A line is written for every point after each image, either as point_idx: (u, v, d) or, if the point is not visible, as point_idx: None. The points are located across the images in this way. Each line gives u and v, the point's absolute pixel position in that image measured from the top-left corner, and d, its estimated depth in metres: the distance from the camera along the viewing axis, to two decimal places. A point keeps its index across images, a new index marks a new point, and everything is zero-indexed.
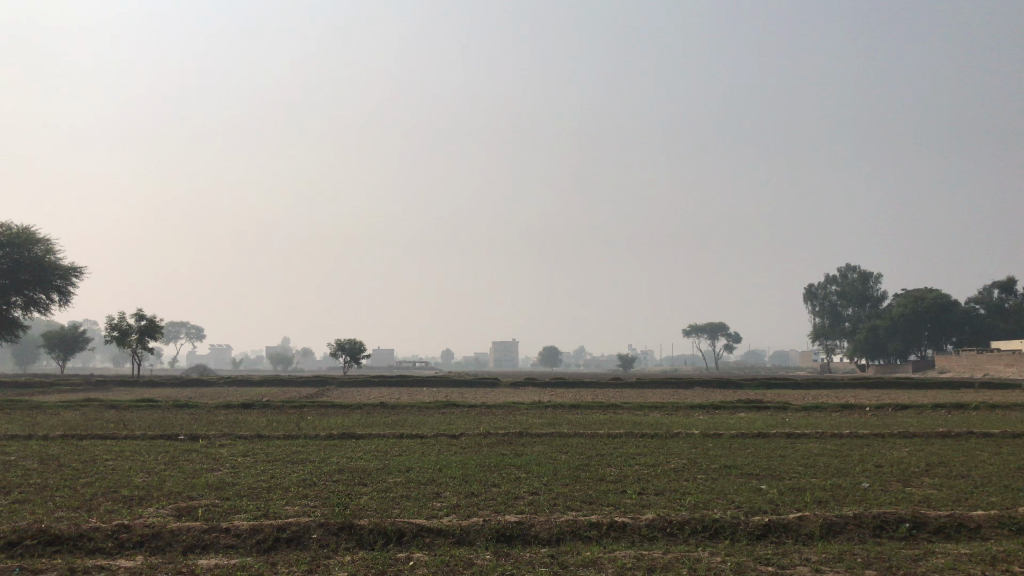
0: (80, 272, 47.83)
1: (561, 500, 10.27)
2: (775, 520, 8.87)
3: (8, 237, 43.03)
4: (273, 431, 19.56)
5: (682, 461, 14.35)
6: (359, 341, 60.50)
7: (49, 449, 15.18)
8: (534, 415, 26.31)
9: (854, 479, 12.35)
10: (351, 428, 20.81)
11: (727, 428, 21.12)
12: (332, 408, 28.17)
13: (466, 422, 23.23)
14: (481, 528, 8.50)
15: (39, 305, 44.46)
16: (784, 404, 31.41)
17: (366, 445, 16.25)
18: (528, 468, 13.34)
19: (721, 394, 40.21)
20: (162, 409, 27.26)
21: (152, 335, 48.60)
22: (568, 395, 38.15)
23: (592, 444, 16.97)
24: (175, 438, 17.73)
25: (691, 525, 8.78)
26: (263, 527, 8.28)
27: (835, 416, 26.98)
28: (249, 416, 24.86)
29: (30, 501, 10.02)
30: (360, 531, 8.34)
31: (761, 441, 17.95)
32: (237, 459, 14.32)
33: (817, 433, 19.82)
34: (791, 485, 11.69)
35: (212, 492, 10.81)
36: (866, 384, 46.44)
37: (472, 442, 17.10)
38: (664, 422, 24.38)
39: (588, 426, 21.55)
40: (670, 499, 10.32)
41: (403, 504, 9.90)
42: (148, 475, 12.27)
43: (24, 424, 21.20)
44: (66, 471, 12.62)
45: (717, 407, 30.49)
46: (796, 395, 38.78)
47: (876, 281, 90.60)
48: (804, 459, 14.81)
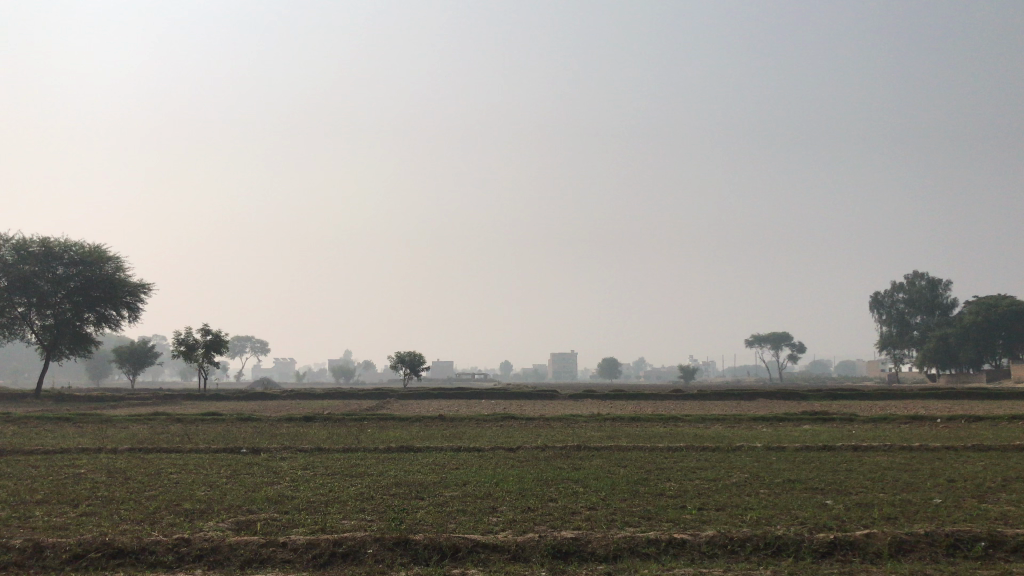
0: (149, 288, 49.12)
1: (618, 516, 10.10)
2: (840, 537, 8.55)
3: (81, 255, 44.41)
4: (333, 444, 19.75)
5: (744, 475, 14.03)
6: (418, 354, 60.90)
7: (118, 462, 15.56)
8: (593, 428, 26.09)
9: (926, 494, 11.89)
10: (410, 441, 20.88)
11: (791, 441, 20.63)
12: (392, 421, 28.34)
13: (524, 435, 23.15)
14: (537, 544, 8.39)
15: (110, 321, 45.76)
16: (851, 416, 30.58)
17: (424, 459, 16.27)
18: (585, 482, 13.20)
19: (785, 406, 39.37)
20: (227, 422, 27.77)
21: (218, 349, 49.65)
22: (627, 407, 37.83)
23: (650, 457, 16.76)
24: (238, 451, 18.01)
25: (753, 542, 8.53)
26: (320, 541, 8.31)
27: (904, 428, 26.16)
28: (310, 429, 25.19)
29: (97, 514, 10.25)
30: (416, 546, 8.30)
31: (827, 454, 17.46)
32: (297, 472, 14.47)
33: (885, 446, 19.23)
34: (859, 500, 11.32)
35: (271, 506, 10.91)
36: (937, 394, 45.01)
37: (529, 455, 17.01)
38: (726, 434, 23.92)
39: (648, 440, 21.27)
40: (731, 515, 10.07)
41: (458, 519, 9.84)
42: (210, 489, 12.46)
43: (95, 438, 21.82)
44: (132, 484, 12.92)
45: (781, 419, 29.82)
46: (863, 406, 37.72)
47: (946, 288, 87.95)
48: (872, 473, 14.34)
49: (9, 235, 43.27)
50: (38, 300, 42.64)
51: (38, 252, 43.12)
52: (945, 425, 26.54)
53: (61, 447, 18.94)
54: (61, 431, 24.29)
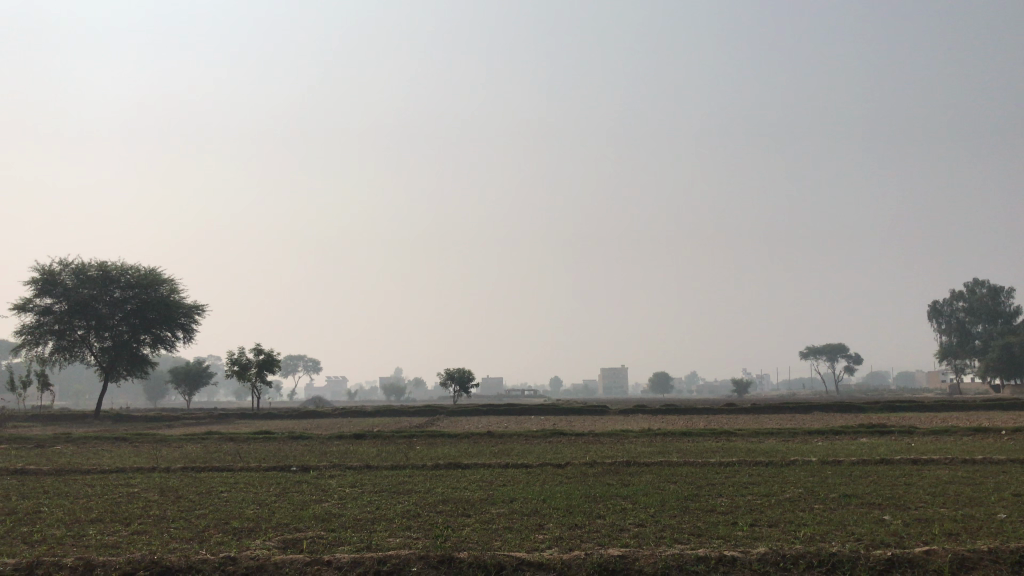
0: (203, 310, 50.03)
1: (668, 532, 9.91)
2: (898, 554, 8.25)
3: (137, 279, 45.46)
4: (382, 461, 19.82)
5: (797, 490, 13.73)
6: (468, 371, 60.97)
7: (170, 481, 15.83)
8: (644, 443, 25.80)
9: (989, 509, 11.45)
10: (458, 457, 20.87)
11: (847, 455, 20.12)
12: (441, 437, 28.39)
13: (574, 451, 22.97)
14: (583, 561, 8.24)
15: (166, 342, 46.67)
16: (910, 428, 29.76)
17: (471, 476, 16.23)
18: (635, 499, 13.00)
19: (842, 419, 38.48)
20: (278, 441, 28.07)
21: (270, 369, 50.31)
22: (679, 422, 37.39)
23: (702, 473, 16.45)
24: (287, 470, 18.18)
25: (806, 559, 8.26)
26: (364, 559, 8.28)
27: (966, 440, 25.38)
28: (360, 447, 25.35)
29: (147, 532, 10.39)
30: (460, 564, 8.22)
31: (884, 468, 16.96)
32: (344, 489, 14.54)
33: (947, 459, 18.62)
34: (918, 516, 10.92)
35: (318, 523, 10.95)
36: (1002, 405, 43.59)
37: (578, 471, 16.88)
38: (781, 448, 23.44)
39: (700, 455, 20.98)
40: (784, 531, 9.81)
41: (505, 536, 9.74)
42: (259, 507, 12.57)
43: (151, 457, 22.25)
44: (183, 503, 13.10)
45: (837, 432, 29.13)
46: (923, 418, 36.72)
47: (1008, 296, 85.51)
48: (932, 486, 13.90)
49: (68, 260, 44.45)
50: (96, 323, 43.69)
51: (96, 276, 44.24)
52: (1010, 437, 25.66)
53: (117, 466, 19.29)
54: (118, 450, 24.81)
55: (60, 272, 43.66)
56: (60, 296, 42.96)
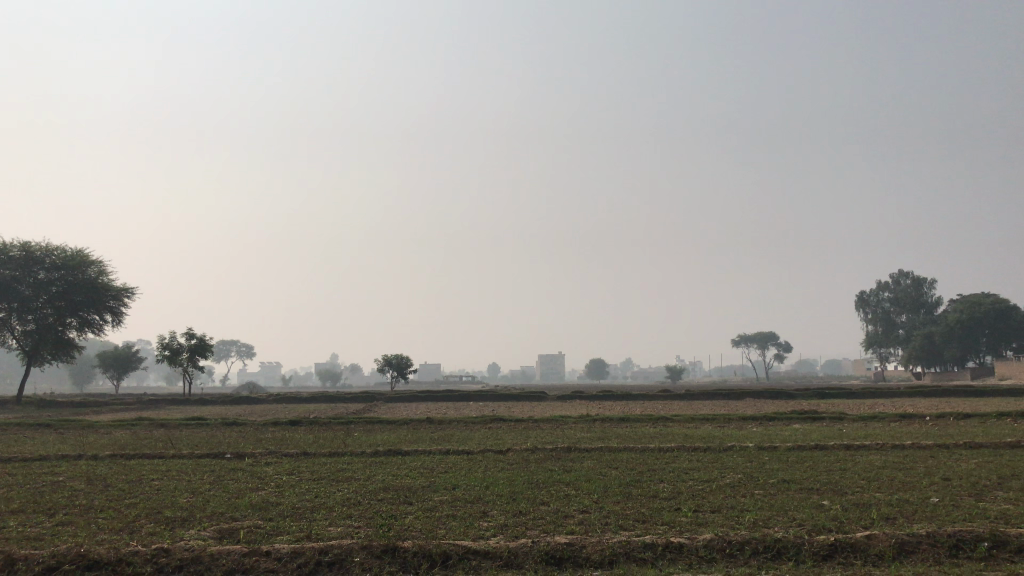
0: (132, 293, 48.55)
1: (614, 518, 9.88)
2: (841, 539, 8.34)
3: (63, 260, 43.90)
4: (320, 448, 19.44)
5: (738, 475, 13.89)
6: (406, 357, 60.48)
7: (98, 469, 15.27)
8: (583, 429, 25.92)
9: (923, 493, 11.69)
10: (399, 444, 20.61)
11: (782, 440, 20.47)
12: (379, 424, 28.04)
13: (514, 437, 22.90)
14: (530, 549, 8.12)
15: (93, 325, 45.17)
16: (841, 414, 30.50)
17: (412, 462, 16.04)
18: (577, 485, 12.96)
19: (775, 405, 39.29)
20: (211, 427, 27.41)
21: (203, 354, 49.12)
22: (616, 408, 37.68)
23: (642, 458, 16.49)
24: (222, 457, 17.71)
25: (752, 545, 8.29)
26: (305, 550, 8.00)
27: (894, 426, 26.12)
28: (297, 433, 24.89)
29: (74, 523, 9.94)
30: (404, 553, 8.01)
31: (819, 453, 17.29)
32: (283, 477, 14.20)
33: (878, 444, 19.07)
34: (856, 501, 11.10)
35: (255, 512, 10.63)
36: (925, 392, 44.99)
37: (520, 458, 16.78)
38: (716, 434, 23.76)
39: (640, 440, 21.11)
40: (727, 517, 9.85)
41: (449, 524, 9.58)
42: (193, 495, 12.19)
43: (77, 444, 21.47)
44: (111, 492, 12.59)
45: (772, 418, 29.70)
46: (852, 404, 37.71)
47: (930, 287, 88.41)
48: (866, 472, 14.19)
49: None
50: (18, 305, 42.04)
51: (19, 257, 42.51)
52: (935, 423, 26.46)
53: (40, 454, 18.53)
54: (42, 437, 23.87)
55: None
56: None
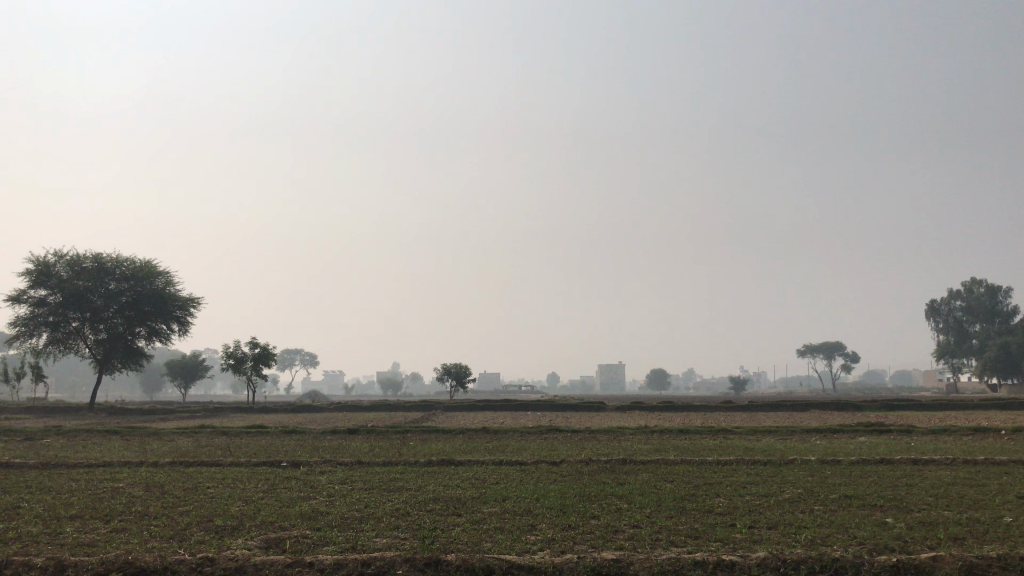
0: (198, 302, 49.66)
1: (665, 534, 9.60)
2: (904, 560, 7.93)
3: (133, 270, 45.12)
4: (374, 457, 19.48)
5: (798, 490, 13.44)
6: (465, 366, 60.59)
7: (156, 476, 15.53)
8: (640, 440, 25.57)
9: (995, 512, 11.12)
10: (452, 454, 20.52)
11: (846, 454, 19.82)
12: (436, 433, 28.02)
13: (570, 448, 22.67)
14: (575, 565, 7.90)
15: (161, 335, 46.37)
16: (910, 427, 29.50)
17: (465, 473, 15.97)
18: (630, 498, 12.68)
19: (840, 417, 38.24)
20: (270, 435, 27.77)
21: (266, 362, 49.94)
22: (676, 419, 37.11)
23: (700, 471, 16.15)
24: (278, 465, 17.88)
25: (807, 565, 7.94)
26: (348, 562, 7.93)
27: (965, 439, 25.14)
28: (353, 441, 25.06)
29: (127, 530, 10.05)
30: (447, 567, 7.88)
31: (885, 468, 16.67)
32: (335, 486, 14.23)
33: (948, 459, 18.34)
34: (921, 518, 10.64)
35: (304, 522, 10.63)
36: (999, 405, 43.31)
37: (573, 469, 16.53)
38: (779, 447, 23.18)
39: (698, 453, 20.69)
40: (783, 534, 9.49)
41: (495, 537, 9.42)
42: (245, 504, 12.27)
43: (139, 451, 21.92)
44: (166, 499, 12.76)
45: (836, 430, 28.86)
46: (921, 417, 36.39)
47: (1006, 295, 85.36)
48: (934, 488, 13.62)
49: (63, 252, 44.02)
50: (91, 315, 43.31)
51: (92, 268, 43.83)
52: (1008, 437, 25.40)
53: (105, 460, 18.94)
54: (108, 444, 24.48)
55: (54, 264, 43.14)
56: (54, 287, 42.45)
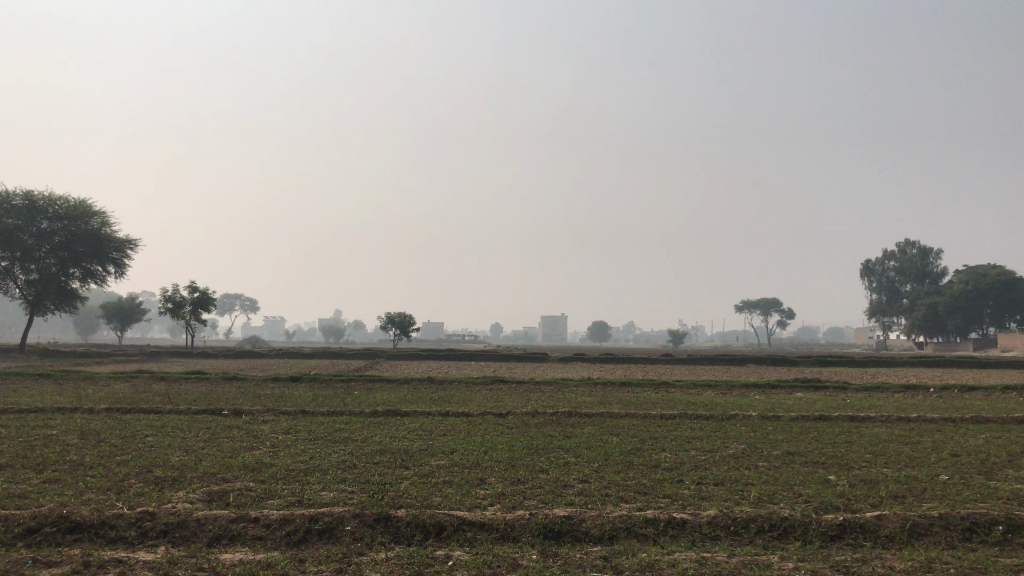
0: (135, 244, 48.25)
1: (614, 490, 9.61)
2: (849, 519, 8.04)
3: (66, 209, 43.47)
4: (318, 406, 19.22)
5: (741, 446, 13.59)
6: (409, 315, 60.25)
7: (92, 423, 15.05)
8: (585, 392, 25.77)
9: (931, 470, 11.41)
10: (398, 404, 20.35)
11: (787, 409, 20.23)
12: (380, 382, 27.78)
13: (515, 399, 22.72)
14: (527, 522, 7.82)
15: (96, 277, 45.03)
16: (844, 383, 30.31)
17: (412, 424, 15.83)
18: (578, 452, 12.71)
19: (777, 372, 39.10)
20: (210, 381, 27.27)
21: (206, 307, 48.87)
22: (618, 371, 37.59)
23: (645, 425, 16.29)
24: (219, 413, 17.50)
25: (757, 524, 8.00)
26: (295, 517, 7.71)
27: (897, 397, 25.93)
28: (296, 390, 24.75)
29: (61, 481, 9.67)
30: (397, 524, 7.72)
31: (824, 424, 17.07)
32: (279, 436, 13.96)
33: (883, 416, 18.81)
34: (863, 476, 10.86)
35: (248, 473, 10.38)
36: (928, 362, 44.75)
37: (520, 422, 16.50)
38: (720, 402, 23.58)
39: (642, 406, 20.88)
40: (731, 492, 9.57)
41: (444, 491, 9.32)
42: (185, 453, 11.95)
43: (74, 396, 21.24)
44: (103, 448, 12.36)
45: (774, 385, 29.46)
46: (854, 374, 37.46)
47: (937, 256, 87.81)
48: (872, 445, 13.93)
49: None
50: (21, 255, 41.77)
51: (23, 206, 42.15)
52: (938, 395, 26.27)
53: (37, 405, 18.30)
54: (39, 388, 23.71)
55: None
56: None
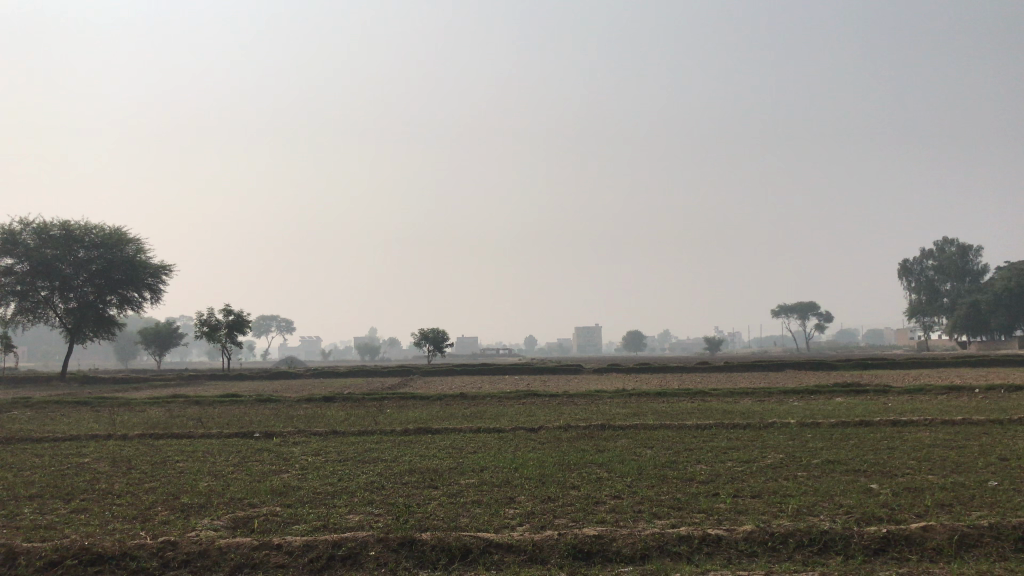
0: (170, 270, 48.82)
1: (647, 506, 9.34)
2: (893, 532, 7.68)
3: (102, 238, 44.13)
4: (349, 426, 19.11)
5: (779, 456, 13.22)
6: (442, 331, 60.22)
7: (124, 450, 15.07)
8: (619, 404, 25.45)
9: (979, 476, 10.95)
10: (430, 421, 20.19)
11: (826, 415, 19.74)
12: (412, 400, 27.66)
13: (548, 413, 22.51)
14: (556, 543, 7.57)
15: (133, 303, 45.60)
16: (885, 387, 29.59)
17: (442, 442, 15.65)
18: (611, 466, 12.44)
19: (816, 377, 38.39)
20: (244, 404, 27.37)
21: (241, 329, 49.22)
22: (653, 382, 37.11)
23: (679, 437, 15.96)
24: (251, 436, 17.47)
25: (796, 538, 7.69)
26: (318, 544, 7.54)
27: (941, 399, 25.26)
28: (329, 410, 24.73)
29: (89, 511, 9.64)
30: (422, 547, 7.53)
31: (866, 430, 16.59)
32: (307, 458, 13.86)
33: (927, 420, 18.26)
34: (907, 484, 10.47)
35: (274, 498, 10.25)
36: (973, 362, 43.69)
37: (552, 437, 16.25)
38: (758, 410, 23.12)
39: (677, 417, 20.53)
40: (769, 504, 9.25)
41: (472, 511, 9.10)
42: (214, 479, 11.90)
43: (109, 423, 21.36)
44: (133, 475, 12.35)
45: (814, 391, 28.84)
46: (896, 377, 36.62)
47: (976, 254, 86.10)
48: (916, 450, 13.48)
49: (30, 219, 42.94)
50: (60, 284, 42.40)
51: (59, 236, 42.84)
52: (984, 396, 25.53)
53: (73, 433, 18.40)
54: (75, 416, 23.91)
55: (21, 232, 42.19)
56: (22, 256, 41.47)
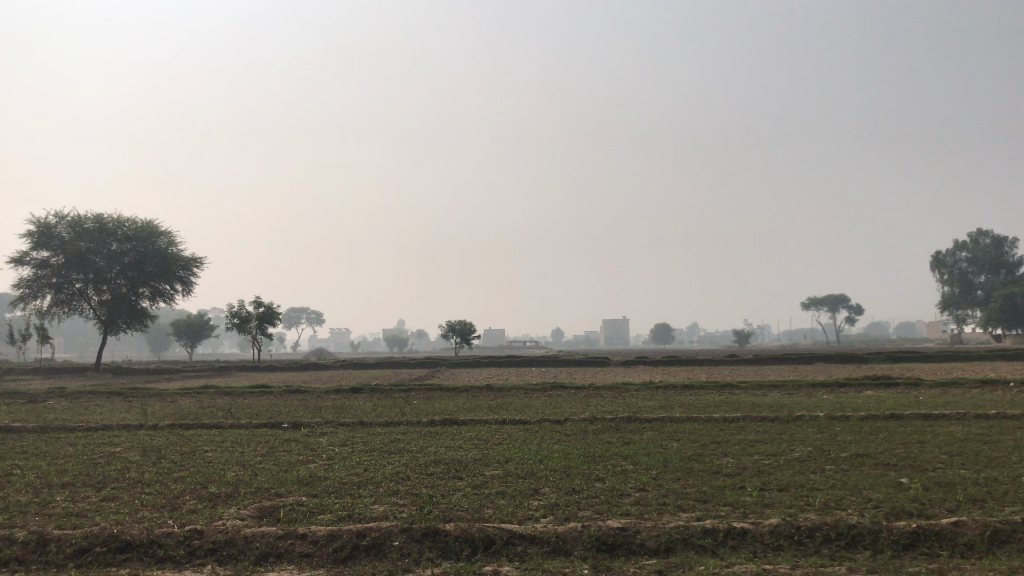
0: (201, 262, 49.36)
1: (673, 498, 9.27)
2: (923, 527, 7.56)
3: (134, 230, 44.70)
4: (376, 417, 19.21)
5: (807, 449, 13.07)
6: (470, 323, 60.31)
7: (154, 440, 15.27)
8: (646, 396, 25.32)
9: (1012, 471, 10.74)
10: (456, 413, 20.23)
11: (856, 408, 19.51)
12: (438, 391, 27.74)
13: (575, 405, 22.45)
14: (580, 534, 7.55)
15: (165, 295, 46.17)
16: (916, 380, 29.19)
17: (468, 433, 15.67)
18: (636, 459, 12.38)
19: (846, 370, 37.96)
20: (273, 395, 27.61)
21: (271, 321, 49.63)
22: (681, 374, 36.96)
23: (707, 429, 15.84)
24: (279, 427, 17.63)
25: (823, 532, 7.60)
26: (342, 533, 7.58)
27: (974, 392, 24.86)
28: (356, 401, 24.86)
29: (119, 499, 9.76)
30: (445, 538, 7.54)
31: (897, 423, 16.37)
32: (334, 449, 13.93)
33: (959, 413, 17.98)
34: (938, 478, 10.30)
35: (301, 488, 10.32)
36: (1008, 355, 42.95)
37: (578, 428, 16.20)
38: (786, 402, 22.91)
39: (705, 409, 20.39)
40: (796, 497, 9.15)
41: (497, 503, 9.09)
42: (242, 468, 12.00)
43: (141, 413, 21.64)
44: (162, 464, 12.50)
45: (844, 384, 28.50)
46: (927, 370, 36.07)
47: (1012, 246, 84.60)
48: (948, 445, 13.27)
49: (64, 213, 43.60)
50: (94, 276, 43.03)
51: (93, 229, 43.45)
52: (1018, 390, 25.07)
53: (106, 423, 18.67)
54: (109, 406, 24.26)
55: (56, 225, 42.84)
56: (57, 249, 42.11)
